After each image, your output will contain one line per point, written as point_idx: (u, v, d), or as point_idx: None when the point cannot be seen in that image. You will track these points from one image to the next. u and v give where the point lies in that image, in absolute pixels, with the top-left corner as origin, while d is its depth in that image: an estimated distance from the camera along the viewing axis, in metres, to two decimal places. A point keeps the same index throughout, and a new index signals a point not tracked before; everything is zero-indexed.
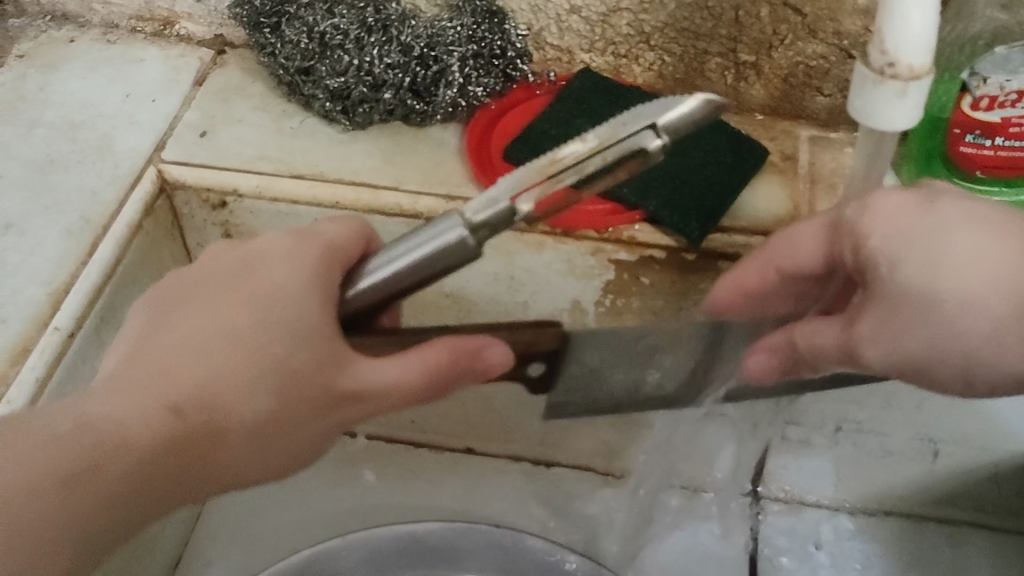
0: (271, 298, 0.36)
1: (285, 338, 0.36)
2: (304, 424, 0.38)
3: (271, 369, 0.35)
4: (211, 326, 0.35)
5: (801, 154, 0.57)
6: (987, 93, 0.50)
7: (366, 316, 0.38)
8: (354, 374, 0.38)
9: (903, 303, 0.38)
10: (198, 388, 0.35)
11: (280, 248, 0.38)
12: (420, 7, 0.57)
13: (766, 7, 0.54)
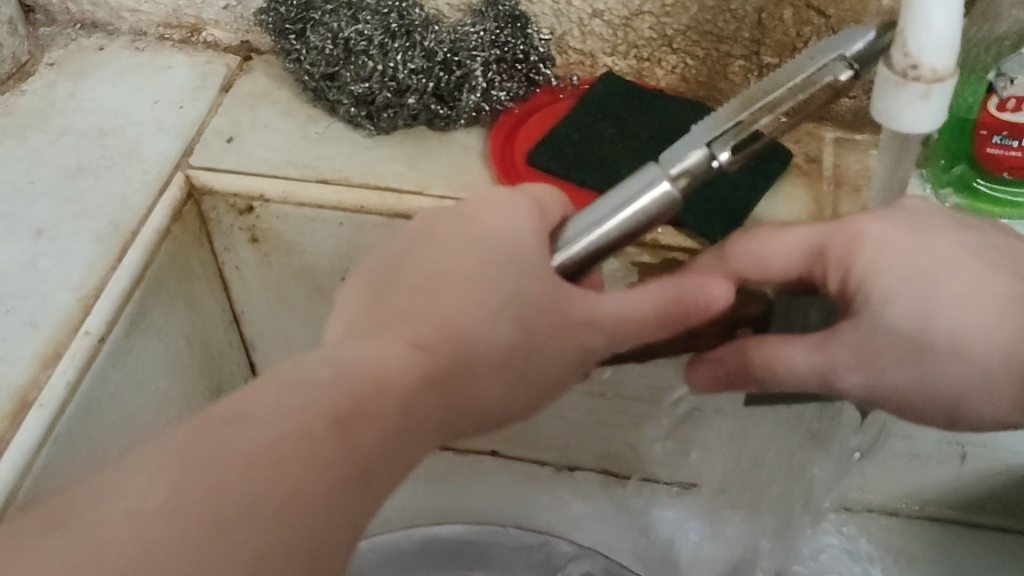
0: (497, 243, 0.37)
1: (478, 267, 0.36)
2: (539, 363, 0.38)
3: (477, 294, 0.36)
4: (466, 259, 0.37)
5: (825, 157, 0.56)
6: (1014, 94, 0.47)
7: (585, 265, 0.39)
8: (571, 313, 0.38)
9: (891, 342, 0.39)
10: (454, 317, 0.35)
11: (489, 202, 0.39)
12: (444, 12, 0.58)
13: (789, 9, 0.53)
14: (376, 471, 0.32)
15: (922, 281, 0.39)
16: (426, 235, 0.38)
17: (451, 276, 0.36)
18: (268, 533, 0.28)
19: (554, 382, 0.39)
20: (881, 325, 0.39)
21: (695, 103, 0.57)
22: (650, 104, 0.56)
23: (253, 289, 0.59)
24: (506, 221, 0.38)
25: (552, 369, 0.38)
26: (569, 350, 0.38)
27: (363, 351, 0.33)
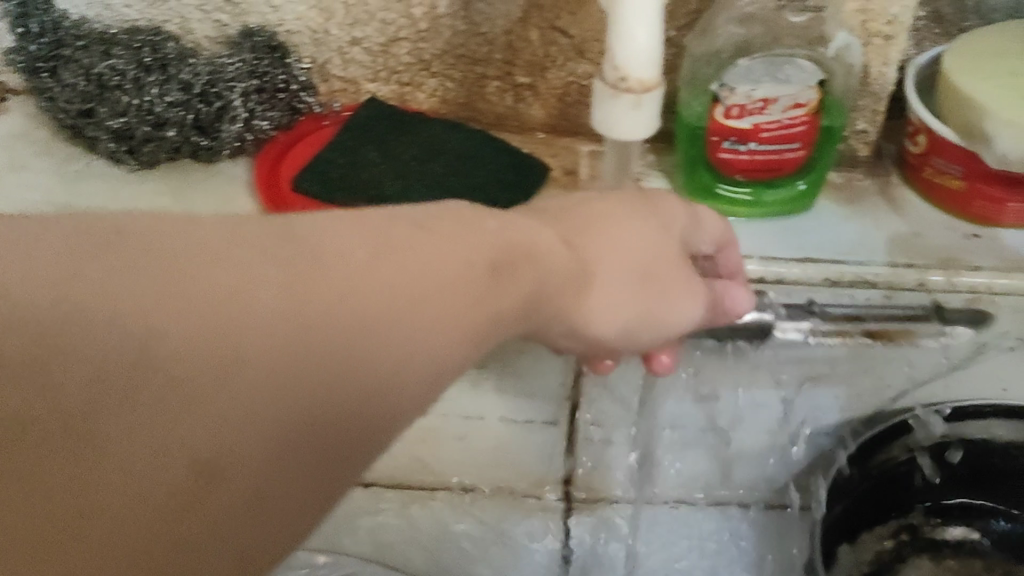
0: (651, 249, 0.38)
1: (630, 235, 0.38)
2: (638, 301, 0.38)
3: (634, 253, 0.38)
4: (631, 240, 0.38)
5: (581, 169, 0.59)
6: (736, 103, 0.51)
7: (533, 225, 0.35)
8: (666, 274, 0.39)
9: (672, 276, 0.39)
10: (597, 252, 0.36)
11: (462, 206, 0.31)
12: (203, 44, 0.58)
13: (536, 31, 0.56)
14: (371, 377, 0.25)
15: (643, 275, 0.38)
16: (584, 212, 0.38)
17: (603, 245, 0.37)
18: (119, 529, 0.20)
19: (598, 344, 0.39)
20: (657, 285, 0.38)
21: (456, 124, 0.59)
22: (412, 127, 0.58)
23: None
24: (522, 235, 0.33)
25: (608, 334, 0.38)
26: (657, 315, 0.39)
27: (552, 274, 0.34)
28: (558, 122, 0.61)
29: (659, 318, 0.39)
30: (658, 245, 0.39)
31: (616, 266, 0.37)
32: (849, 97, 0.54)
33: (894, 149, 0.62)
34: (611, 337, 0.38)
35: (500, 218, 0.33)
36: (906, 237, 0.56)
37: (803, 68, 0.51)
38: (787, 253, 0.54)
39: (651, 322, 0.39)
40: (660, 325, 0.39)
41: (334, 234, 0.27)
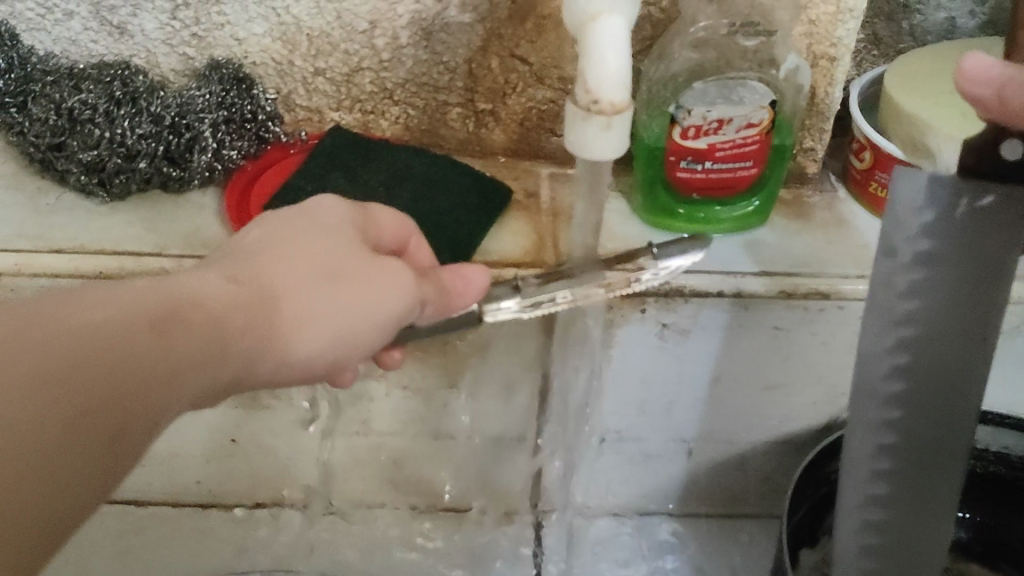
0: (330, 253, 0.40)
1: (309, 253, 0.40)
2: (330, 322, 0.39)
3: (302, 268, 0.39)
4: (309, 249, 0.40)
5: (542, 192, 0.61)
6: (692, 123, 0.53)
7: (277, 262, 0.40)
8: (360, 283, 0.41)
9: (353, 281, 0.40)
10: (274, 278, 0.38)
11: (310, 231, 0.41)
12: (169, 77, 0.59)
13: (496, 59, 0.58)
14: (131, 391, 0.31)
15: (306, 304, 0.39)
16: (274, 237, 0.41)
17: (284, 272, 0.38)
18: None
19: (316, 371, 0.40)
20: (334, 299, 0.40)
21: (421, 150, 0.61)
22: (376, 154, 0.60)
23: None
24: (316, 248, 0.40)
25: (313, 357, 0.39)
26: (368, 324, 0.41)
27: (228, 316, 0.35)
28: (518, 146, 0.62)
29: (355, 321, 0.40)
30: (346, 255, 0.41)
31: (302, 283, 0.39)
32: (798, 117, 0.56)
33: (839, 166, 0.64)
34: (314, 361, 0.39)
35: (154, 281, 0.34)
36: (855, 249, 0.58)
37: (755, 90, 0.53)
38: (742, 267, 0.56)
39: (363, 330, 0.40)
40: (359, 339, 0.41)
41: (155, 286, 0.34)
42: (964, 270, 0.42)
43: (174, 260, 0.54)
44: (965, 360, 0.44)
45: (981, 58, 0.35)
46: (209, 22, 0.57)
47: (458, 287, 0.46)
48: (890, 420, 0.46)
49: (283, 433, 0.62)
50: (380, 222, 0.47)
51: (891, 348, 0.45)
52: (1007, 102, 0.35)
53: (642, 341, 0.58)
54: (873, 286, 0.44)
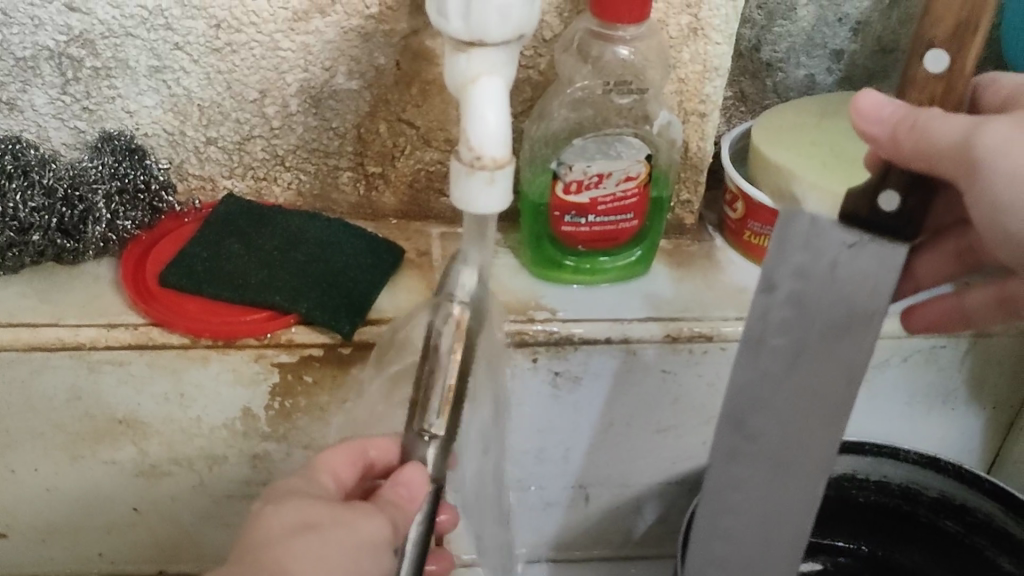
0: (307, 514, 0.42)
1: (280, 521, 0.42)
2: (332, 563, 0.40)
3: (288, 538, 0.41)
4: (280, 521, 0.42)
5: (434, 250, 0.63)
6: (574, 178, 0.56)
7: (277, 538, 0.41)
8: (334, 527, 0.42)
9: (328, 529, 0.41)
10: (267, 554, 0.40)
11: (292, 502, 0.43)
12: (61, 151, 0.60)
13: (383, 124, 0.60)
14: None
15: (300, 550, 0.40)
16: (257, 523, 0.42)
17: (265, 546, 0.40)
18: None
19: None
20: (306, 545, 0.40)
21: (314, 214, 0.62)
22: (271, 220, 0.61)
23: None
24: (294, 514, 0.42)
25: None
26: (364, 553, 0.41)
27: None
28: (409, 207, 0.64)
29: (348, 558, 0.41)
30: (314, 514, 0.43)
31: (289, 542, 0.41)
32: (673, 171, 0.60)
33: (715, 217, 0.68)
34: None
35: None
36: (735, 294, 0.61)
37: (631, 145, 0.56)
38: (627, 314, 0.59)
39: (359, 562, 0.41)
40: (369, 567, 0.41)
41: None
42: (834, 311, 0.44)
43: (71, 329, 0.54)
44: (828, 401, 0.47)
45: (877, 99, 0.41)
46: (100, 96, 0.58)
47: (402, 496, 0.43)
48: (748, 445, 0.49)
49: (186, 499, 0.62)
50: (329, 466, 0.48)
51: (755, 377, 0.48)
52: (899, 142, 0.40)
53: (537, 388, 0.60)
54: (749, 319, 0.46)
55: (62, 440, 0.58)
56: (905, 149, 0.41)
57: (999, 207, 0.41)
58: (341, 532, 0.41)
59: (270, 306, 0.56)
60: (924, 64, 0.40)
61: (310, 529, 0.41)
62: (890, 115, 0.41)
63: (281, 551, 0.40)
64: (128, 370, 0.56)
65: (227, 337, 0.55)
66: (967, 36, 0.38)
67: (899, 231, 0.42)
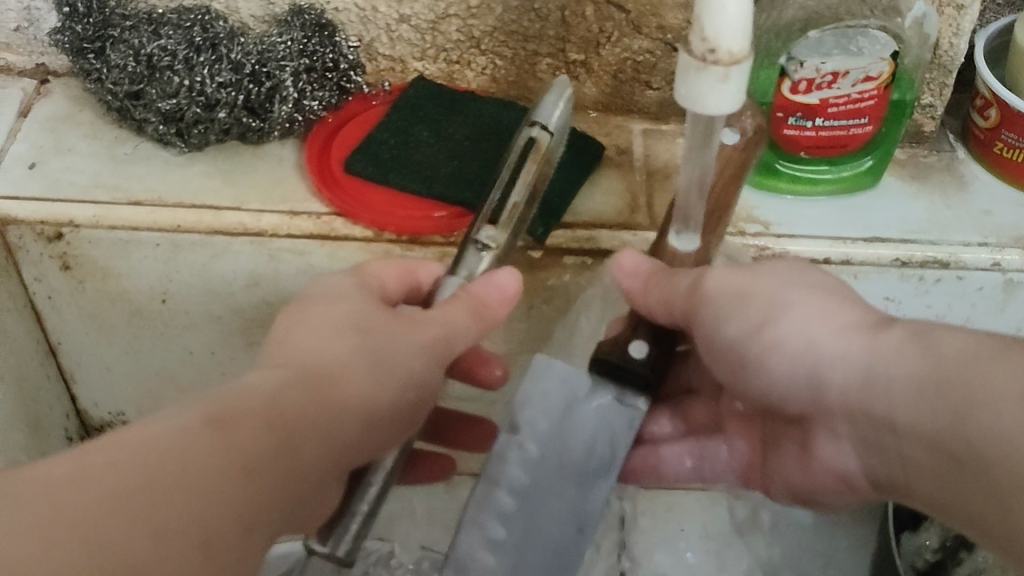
0: (352, 318, 0.40)
1: (326, 320, 0.39)
2: (384, 375, 0.38)
3: (341, 343, 0.38)
4: (326, 320, 0.39)
5: (635, 148, 0.58)
6: (804, 77, 0.49)
7: (327, 344, 0.38)
8: (394, 332, 0.39)
9: (389, 331, 0.39)
10: (307, 357, 0.37)
11: (334, 306, 0.40)
12: (249, 23, 0.57)
13: (591, 7, 0.54)
14: (193, 481, 0.30)
15: (367, 356, 0.38)
16: (287, 328, 0.40)
17: (299, 353, 0.37)
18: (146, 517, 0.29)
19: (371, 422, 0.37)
20: (374, 344, 0.38)
21: (508, 101, 0.58)
22: (462, 107, 0.57)
23: (68, 319, 0.56)
24: (334, 314, 0.40)
25: (391, 411, 0.38)
26: (428, 364, 0.40)
27: (280, 396, 0.34)
28: (611, 100, 0.59)
29: (399, 364, 0.39)
30: (366, 314, 0.40)
31: (333, 346, 0.38)
32: (921, 71, 0.52)
33: (958, 124, 0.59)
34: (390, 414, 0.39)
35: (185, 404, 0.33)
36: (979, 216, 0.54)
37: (876, 39, 0.48)
38: (849, 233, 0.52)
39: (423, 369, 0.40)
40: (430, 376, 0.40)
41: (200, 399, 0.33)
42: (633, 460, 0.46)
43: (253, 214, 0.52)
44: None
45: (635, 257, 0.43)
46: None
47: (490, 297, 0.42)
48: None
49: None
50: (379, 274, 0.44)
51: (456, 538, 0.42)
52: (648, 293, 0.42)
53: None
54: None
55: (239, 325, 0.56)
56: (652, 300, 0.42)
57: (714, 328, 0.41)
58: (409, 336, 0.39)
59: (459, 202, 0.52)
60: (675, 241, 0.46)
61: (364, 334, 0.39)
62: (645, 272, 0.43)
63: (333, 364, 0.37)
64: (310, 261, 0.53)
65: (413, 233, 0.51)
66: (713, 221, 0.45)
67: (642, 380, 0.41)
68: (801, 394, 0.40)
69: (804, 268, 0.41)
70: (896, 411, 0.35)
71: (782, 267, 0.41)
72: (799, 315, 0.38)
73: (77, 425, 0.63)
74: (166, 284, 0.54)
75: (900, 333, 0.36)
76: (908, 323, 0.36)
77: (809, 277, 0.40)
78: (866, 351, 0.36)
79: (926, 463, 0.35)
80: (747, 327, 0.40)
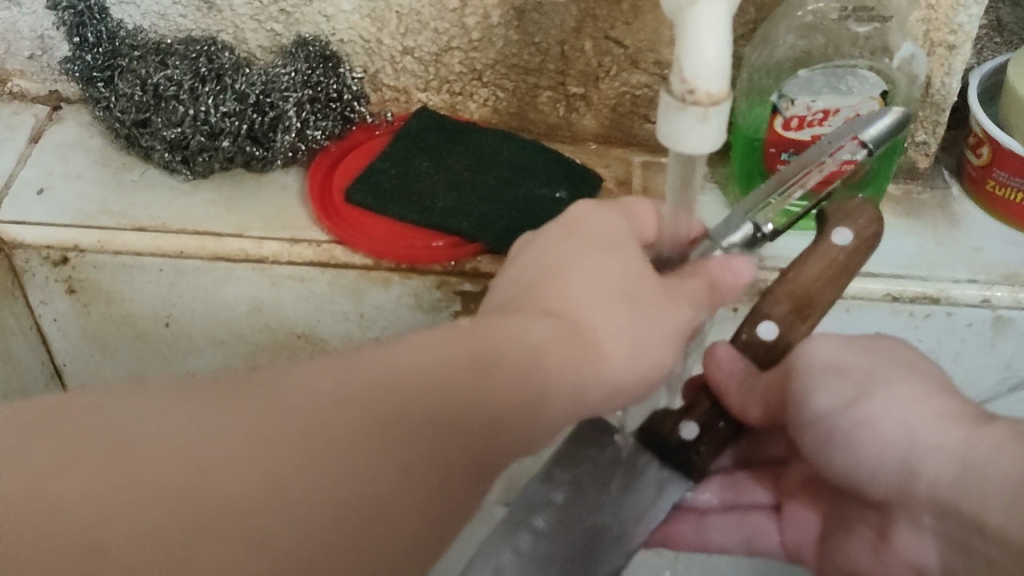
0: (610, 269, 0.38)
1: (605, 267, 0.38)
2: (633, 343, 0.36)
3: (594, 301, 0.36)
4: (598, 263, 0.38)
5: (634, 180, 0.59)
6: (796, 114, 0.50)
7: (587, 304, 0.36)
8: (649, 294, 0.37)
9: (636, 291, 0.37)
10: (584, 314, 0.36)
11: (581, 250, 0.39)
12: (256, 54, 0.58)
13: (589, 41, 0.55)
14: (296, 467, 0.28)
15: (616, 320, 0.36)
16: (550, 263, 0.38)
17: (571, 298, 0.36)
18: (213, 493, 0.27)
19: (637, 387, 0.37)
20: (618, 305, 0.37)
21: (507, 133, 0.59)
22: (463, 137, 0.58)
23: (73, 341, 0.58)
24: (590, 263, 0.38)
25: (638, 381, 0.37)
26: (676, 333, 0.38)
27: (543, 354, 0.34)
28: (611, 132, 0.60)
29: (665, 337, 0.37)
30: (620, 267, 0.38)
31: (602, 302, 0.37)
32: (912, 107, 0.53)
33: (954, 161, 0.60)
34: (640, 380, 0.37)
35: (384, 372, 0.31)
36: (971, 252, 0.54)
37: (865, 79, 0.49)
38: None
39: (672, 338, 0.38)
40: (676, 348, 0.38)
41: (387, 363, 0.31)
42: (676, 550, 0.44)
43: (255, 240, 0.53)
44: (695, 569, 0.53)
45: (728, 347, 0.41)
46: None
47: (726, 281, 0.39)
48: None
49: None
50: (601, 220, 0.41)
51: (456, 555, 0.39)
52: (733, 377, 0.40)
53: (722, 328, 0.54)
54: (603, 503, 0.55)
55: (242, 349, 0.58)
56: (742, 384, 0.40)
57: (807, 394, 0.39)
58: (661, 300, 0.38)
59: (456, 232, 0.52)
60: (756, 329, 0.42)
61: (629, 293, 0.37)
62: (738, 365, 0.40)
63: (581, 332, 0.35)
64: (310, 287, 0.54)
65: (410, 262, 0.52)
66: (803, 317, 0.41)
67: (688, 462, 0.39)
68: (886, 478, 0.38)
69: (908, 351, 0.40)
70: (988, 511, 0.33)
71: (890, 352, 0.39)
72: (894, 397, 0.37)
73: None
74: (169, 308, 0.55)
75: (1002, 429, 0.34)
76: (1012, 420, 0.34)
77: (917, 364, 0.39)
78: (962, 442, 0.34)
79: (1009, 564, 0.34)
80: (842, 398, 0.38)
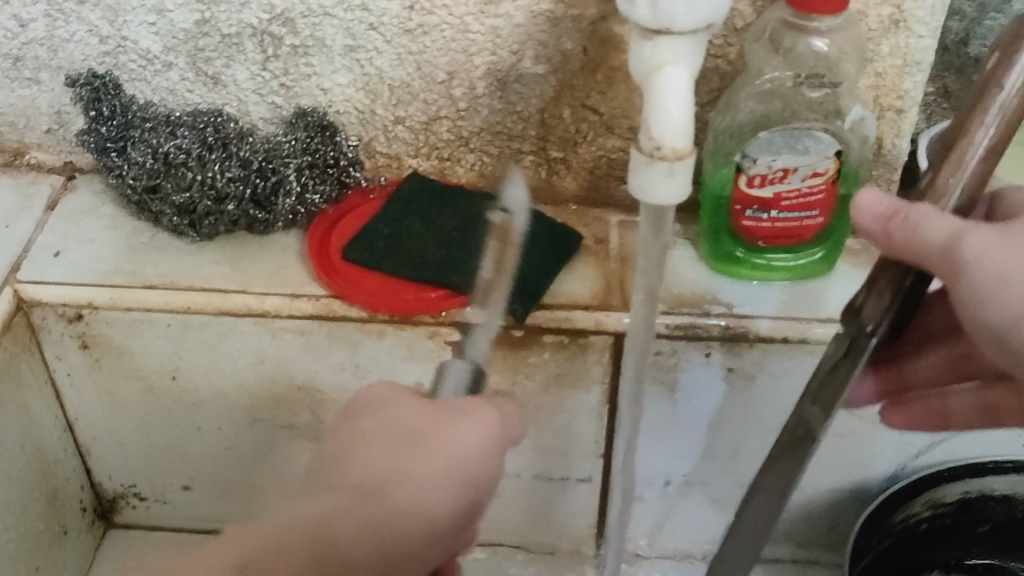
0: (389, 430, 0.41)
1: (383, 434, 0.41)
2: (425, 487, 0.39)
3: (378, 463, 0.40)
4: (374, 434, 0.41)
5: (611, 238, 0.63)
6: (758, 172, 0.54)
7: (365, 488, 0.38)
8: (430, 439, 0.40)
9: (408, 448, 0.40)
10: (373, 476, 0.39)
11: (365, 427, 0.41)
12: (259, 124, 0.63)
13: (568, 110, 0.60)
14: None
15: (404, 479, 0.39)
16: (340, 447, 0.41)
17: (366, 469, 0.39)
18: None
19: (466, 510, 0.41)
20: (396, 469, 0.39)
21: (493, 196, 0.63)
22: (452, 200, 0.62)
23: (85, 396, 0.61)
24: (373, 432, 0.41)
25: (444, 526, 0.40)
26: (467, 483, 0.40)
27: (338, 523, 0.37)
28: (589, 194, 0.64)
29: (457, 461, 0.40)
30: (405, 422, 0.41)
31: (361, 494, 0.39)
32: (864, 167, 0.57)
33: None
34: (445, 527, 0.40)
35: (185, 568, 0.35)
36: None
37: (822, 140, 0.54)
38: (805, 313, 0.57)
39: (469, 477, 0.40)
40: (477, 482, 0.41)
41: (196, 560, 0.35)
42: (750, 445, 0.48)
43: (257, 296, 0.57)
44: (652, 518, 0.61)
45: (875, 198, 0.39)
46: (297, 72, 0.60)
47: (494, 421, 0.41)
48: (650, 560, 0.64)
49: None
50: (377, 396, 0.43)
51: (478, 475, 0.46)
52: (892, 236, 0.38)
53: (707, 383, 0.59)
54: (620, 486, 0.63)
55: (244, 402, 0.61)
56: (897, 242, 0.38)
57: (985, 295, 0.38)
58: (432, 451, 0.40)
59: (446, 285, 0.56)
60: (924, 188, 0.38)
61: (393, 467, 0.39)
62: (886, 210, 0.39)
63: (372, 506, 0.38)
64: (309, 339, 0.58)
65: (403, 313, 0.56)
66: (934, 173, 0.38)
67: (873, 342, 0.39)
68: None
69: None
70: None
71: None
72: None
73: (90, 496, 0.67)
74: (176, 361, 0.59)
75: None
76: None
77: None
78: None
79: None
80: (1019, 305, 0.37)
